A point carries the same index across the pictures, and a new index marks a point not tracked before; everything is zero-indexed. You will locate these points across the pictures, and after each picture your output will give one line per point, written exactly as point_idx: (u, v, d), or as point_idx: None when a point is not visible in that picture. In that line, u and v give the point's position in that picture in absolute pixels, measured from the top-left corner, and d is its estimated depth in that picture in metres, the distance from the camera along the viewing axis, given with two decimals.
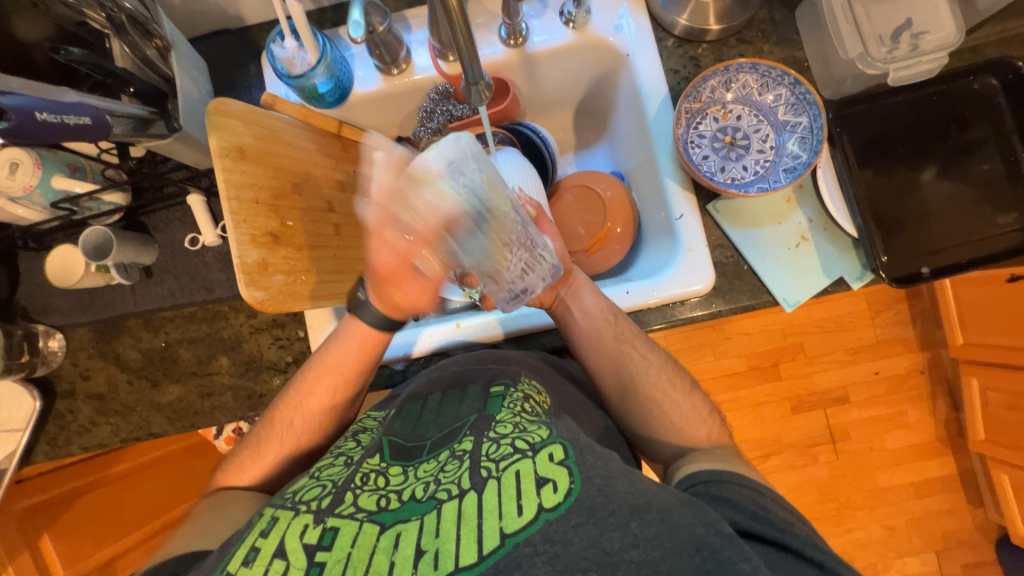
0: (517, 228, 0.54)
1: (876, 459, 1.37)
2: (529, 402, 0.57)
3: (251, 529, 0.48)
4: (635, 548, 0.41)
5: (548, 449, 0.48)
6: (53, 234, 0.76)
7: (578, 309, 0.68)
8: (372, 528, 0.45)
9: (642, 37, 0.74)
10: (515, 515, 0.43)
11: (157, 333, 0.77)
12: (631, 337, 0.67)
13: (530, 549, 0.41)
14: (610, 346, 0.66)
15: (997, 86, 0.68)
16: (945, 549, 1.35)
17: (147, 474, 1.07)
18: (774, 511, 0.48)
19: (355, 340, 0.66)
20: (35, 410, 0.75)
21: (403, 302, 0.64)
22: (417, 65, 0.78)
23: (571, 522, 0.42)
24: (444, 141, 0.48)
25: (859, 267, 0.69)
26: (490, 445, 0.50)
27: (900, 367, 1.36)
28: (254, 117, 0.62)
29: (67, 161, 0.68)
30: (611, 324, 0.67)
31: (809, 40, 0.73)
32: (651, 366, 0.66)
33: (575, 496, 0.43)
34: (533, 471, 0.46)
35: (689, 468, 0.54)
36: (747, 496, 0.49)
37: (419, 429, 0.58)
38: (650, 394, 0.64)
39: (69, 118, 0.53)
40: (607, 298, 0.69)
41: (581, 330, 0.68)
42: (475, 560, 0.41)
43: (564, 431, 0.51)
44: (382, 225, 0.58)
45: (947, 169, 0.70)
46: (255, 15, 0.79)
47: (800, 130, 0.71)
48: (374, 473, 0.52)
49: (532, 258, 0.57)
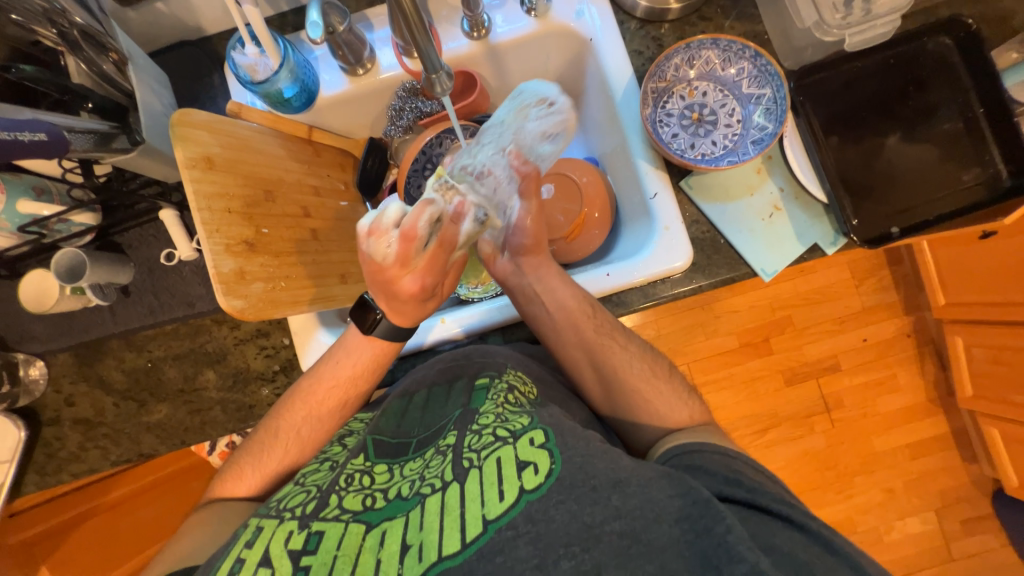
0: (505, 187, 0.65)
1: (871, 424, 1.39)
2: (513, 392, 0.56)
3: (236, 542, 0.47)
4: (618, 520, 0.42)
5: (529, 434, 0.48)
6: (25, 260, 0.75)
7: (551, 297, 0.69)
8: (358, 527, 0.46)
9: (605, 22, 0.74)
10: (497, 501, 0.43)
11: (140, 352, 0.77)
12: (609, 328, 0.68)
13: (512, 532, 0.41)
14: (587, 334, 0.67)
15: (952, 44, 0.69)
16: (944, 507, 1.37)
17: (145, 498, 1.05)
18: (745, 473, 0.50)
19: (348, 359, 0.65)
20: (22, 440, 0.74)
21: (413, 314, 0.63)
22: (382, 65, 0.78)
23: (552, 500, 0.42)
24: (535, 87, 0.62)
25: (832, 233, 0.70)
26: (473, 436, 0.50)
27: (887, 332, 1.39)
28: (220, 126, 0.61)
29: (32, 184, 0.67)
30: (588, 315, 0.68)
31: (766, 13, 0.74)
32: (631, 352, 0.67)
33: (556, 476, 0.44)
34: (513, 456, 0.46)
35: (665, 444, 0.58)
36: (717, 461, 0.51)
37: (404, 428, 0.59)
38: (635, 370, 0.65)
39: (23, 135, 0.51)
40: (580, 288, 0.70)
41: (556, 322, 0.68)
42: (458, 550, 0.41)
43: (546, 417, 0.51)
44: (404, 260, 0.56)
45: (911, 132, 0.71)
46: (215, 25, 0.78)
47: (765, 102, 0.72)
48: (359, 474, 0.52)
49: (501, 199, 0.65)
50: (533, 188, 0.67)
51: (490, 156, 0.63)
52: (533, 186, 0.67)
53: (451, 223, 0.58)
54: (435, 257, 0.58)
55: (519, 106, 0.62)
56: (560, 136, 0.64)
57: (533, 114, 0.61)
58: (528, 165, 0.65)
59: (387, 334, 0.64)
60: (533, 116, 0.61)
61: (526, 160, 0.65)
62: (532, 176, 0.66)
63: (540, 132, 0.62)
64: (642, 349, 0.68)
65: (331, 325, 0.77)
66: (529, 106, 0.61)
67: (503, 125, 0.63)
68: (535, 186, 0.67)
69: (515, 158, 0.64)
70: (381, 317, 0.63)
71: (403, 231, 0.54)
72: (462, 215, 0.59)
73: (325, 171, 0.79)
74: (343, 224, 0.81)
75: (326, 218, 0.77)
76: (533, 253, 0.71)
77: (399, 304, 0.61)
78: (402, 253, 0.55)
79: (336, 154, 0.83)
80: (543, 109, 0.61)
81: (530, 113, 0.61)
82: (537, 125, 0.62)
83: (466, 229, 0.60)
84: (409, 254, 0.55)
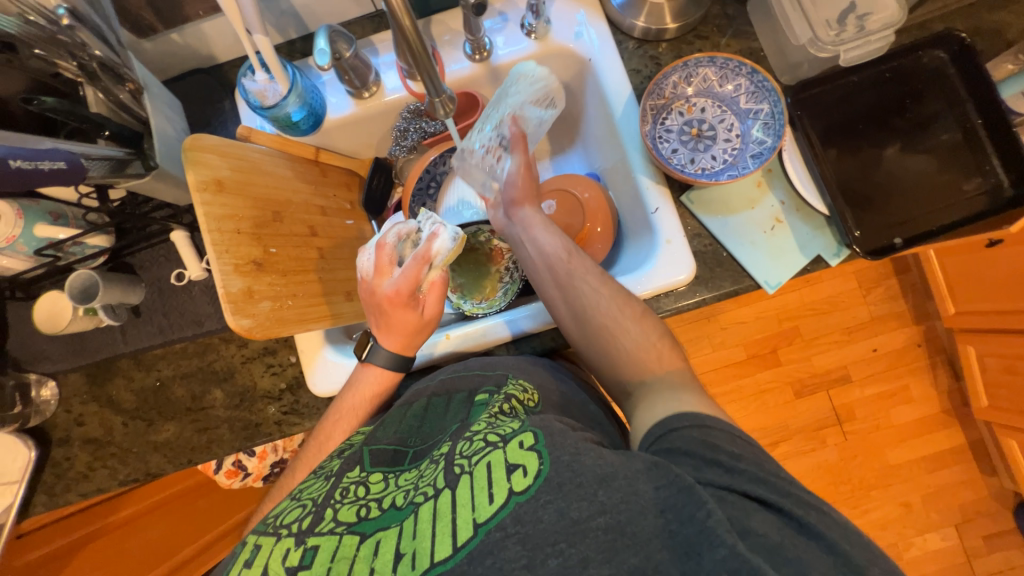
0: (496, 163, 0.74)
1: (884, 436, 1.36)
2: (509, 401, 0.56)
3: (235, 561, 0.47)
4: (601, 515, 0.41)
5: (518, 438, 0.47)
6: (40, 282, 0.77)
7: (534, 244, 0.70)
8: (352, 538, 0.46)
9: (603, 42, 0.76)
10: (486, 504, 0.43)
11: (149, 371, 0.78)
12: (582, 270, 0.65)
13: (501, 533, 0.41)
14: (562, 280, 0.66)
15: (947, 57, 0.70)
16: (964, 521, 1.33)
17: (152, 518, 1.06)
18: (722, 443, 0.46)
19: (357, 385, 0.67)
20: (31, 459, 0.75)
21: (406, 335, 0.66)
22: (387, 88, 0.80)
23: (540, 501, 0.42)
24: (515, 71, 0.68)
25: (834, 244, 0.71)
26: (464, 443, 0.50)
27: (896, 342, 1.37)
28: (231, 151, 0.63)
29: (50, 209, 0.69)
30: (566, 258, 0.67)
31: (762, 31, 0.76)
32: (603, 292, 0.63)
33: (544, 477, 0.43)
34: (503, 460, 0.45)
35: (643, 428, 0.52)
36: (695, 438, 0.47)
37: (402, 436, 0.59)
38: (615, 322, 0.61)
39: (43, 164, 0.53)
40: (563, 235, 0.70)
41: (538, 266, 0.69)
42: (450, 554, 0.41)
43: (536, 419, 0.50)
44: (382, 270, 0.66)
45: (909, 143, 0.72)
46: (227, 53, 0.81)
47: (762, 117, 0.73)
48: (354, 485, 0.52)
49: (492, 167, 0.75)
50: (523, 148, 0.71)
51: (487, 134, 0.72)
52: (522, 146, 0.71)
53: (423, 243, 0.64)
54: (405, 274, 0.64)
55: (502, 91, 0.70)
56: (547, 101, 0.70)
57: (516, 91, 0.68)
58: (517, 129, 0.70)
59: (392, 363, 0.67)
60: (514, 92, 0.68)
61: (517, 124, 0.70)
62: (517, 137, 0.71)
63: (524, 104, 0.69)
64: (621, 290, 0.64)
65: (337, 343, 0.78)
66: (512, 84, 0.68)
67: (494, 106, 0.71)
68: (522, 148, 0.71)
69: (511, 125, 0.70)
70: (384, 348, 0.67)
71: (379, 243, 0.67)
72: (435, 238, 0.65)
73: (332, 192, 0.81)
74: (349, 242, 0.82)
75: (332, 236, 0.79)
76: (524, 205, 0.73)
77: (387, 319, 0.65)
78: (382, 262, 0.66)
79: (343, 175, 0.85)
80: (529, 85, 0.67)
81: (512, 90, 0.68)
82: (518, 98, 0.68)
83: (437, 245, 0.64)
84: (385, 266, 0.66)
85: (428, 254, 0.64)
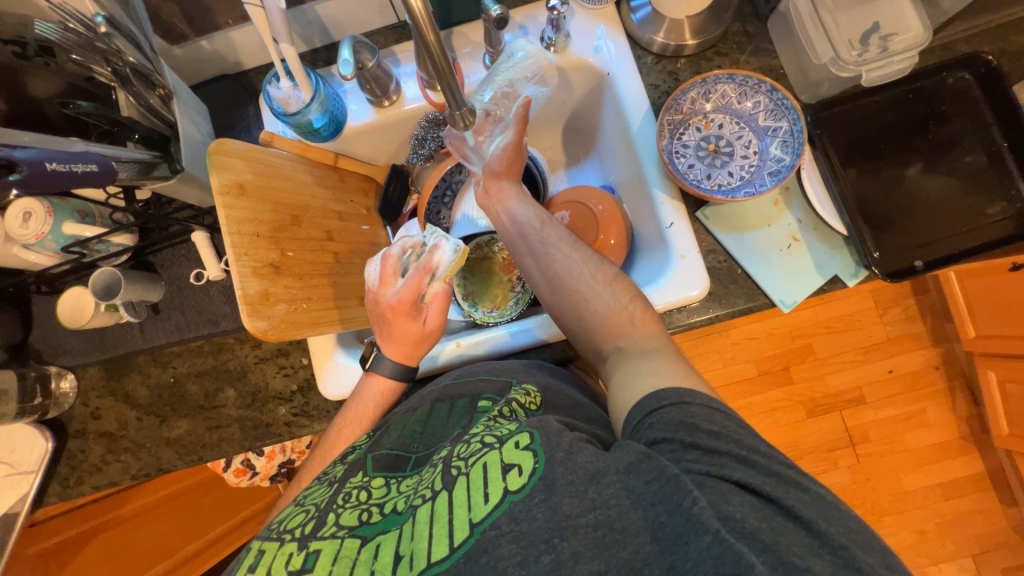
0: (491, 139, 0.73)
1: (899, 461, 1.33)
2: (509, 405, 0.56)
3: (240, 564, 0.47)
4: (591, 512, 0.40)
5: (514, 438, 0.47)
6: (65, 278, 0.79)
7: (509, 217, 0.69)
8: (353, 542, 0.46)
9: (622, 56, 0.76)
10: (481, 503, 0.43)
11: (165, 368, 0.79)
12: (553, 238, 0.65)
13: (496, 531, 0.41)
14: (534, 248, 0.65)
15: (972, 79, 0.70)
16: (982, 553, 1.29)
17: (160, 511, 1.09)
18: (702, 422, 0.44)
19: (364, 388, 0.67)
20: (47, 450, 0.77)
21: (411, 346, 0.67)
22: (407, 97, 0.81)
23: (535, 501, 0.41)
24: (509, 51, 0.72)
25: (852, 265, 0.70)
26: (462, 445, 0.49)
27: (913, 364, 1.34)
28: (253, 155, 0.64)
29: (77, 208, 0.71)
30: (538, 227, 0.66)
31: (783, 48, 0.76)
32: (575, 259, 0.62)
33: (538, 476, 0.43)
34: (499, 460, 0.45)
35: (625, 411, 0.50)
36: (674, 420, 0.44)
37: (404, 440, 0.59)
38: (587, 289, 0.60)
39: (77, 167, 0.55)
40: (539, 205, 0.69)
41: (513, 234, 0.69)
42: (446, 554, 0.41)
43: (532, 419, 0.49)
44: (385, 281, 0.67)
45: (931, 164, 0.71)
46: (253, 60, 0.83)
47: (781, 134, 0.72)
48: (357, 490, 0.52)
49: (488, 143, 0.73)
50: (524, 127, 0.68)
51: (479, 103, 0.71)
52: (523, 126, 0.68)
53: (426, 255, 0.66)
54: (406, 283, 0.65)
55: (497, 67, 0.71)
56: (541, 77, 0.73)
57: (512, 68, 0.71)
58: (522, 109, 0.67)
59: (396, 373, 0.67)
60: (510, 68, 0.71)
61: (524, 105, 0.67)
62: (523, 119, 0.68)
63: (519, 79, 0.71)
64: (594, 256, 0.63)
65: (348, 347, 0.79)
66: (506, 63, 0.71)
67: (491, 81, 0.71)
68: (518, 126, 0.68)
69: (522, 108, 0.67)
70: (387, 357, 0.67)
71: (382, 255, 0.68)
72: (438, 249, 0.67)
73: (349, 198, 0.82)
74: (364, 247, 0.83)
75: (349, 242, 0.80)
76: (505, 178, 0.72)
77: (390, 328, 0.66)
78: (386, 274, 0.67)
79: (360, 180, 0.86)
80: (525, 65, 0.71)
81: (504, 66, 0.71)
82: (512, 73, 0.71)
83: (438, 256, 0.66)
84: (388, 277, 0.67)
85: (431, 266, 0.65)
